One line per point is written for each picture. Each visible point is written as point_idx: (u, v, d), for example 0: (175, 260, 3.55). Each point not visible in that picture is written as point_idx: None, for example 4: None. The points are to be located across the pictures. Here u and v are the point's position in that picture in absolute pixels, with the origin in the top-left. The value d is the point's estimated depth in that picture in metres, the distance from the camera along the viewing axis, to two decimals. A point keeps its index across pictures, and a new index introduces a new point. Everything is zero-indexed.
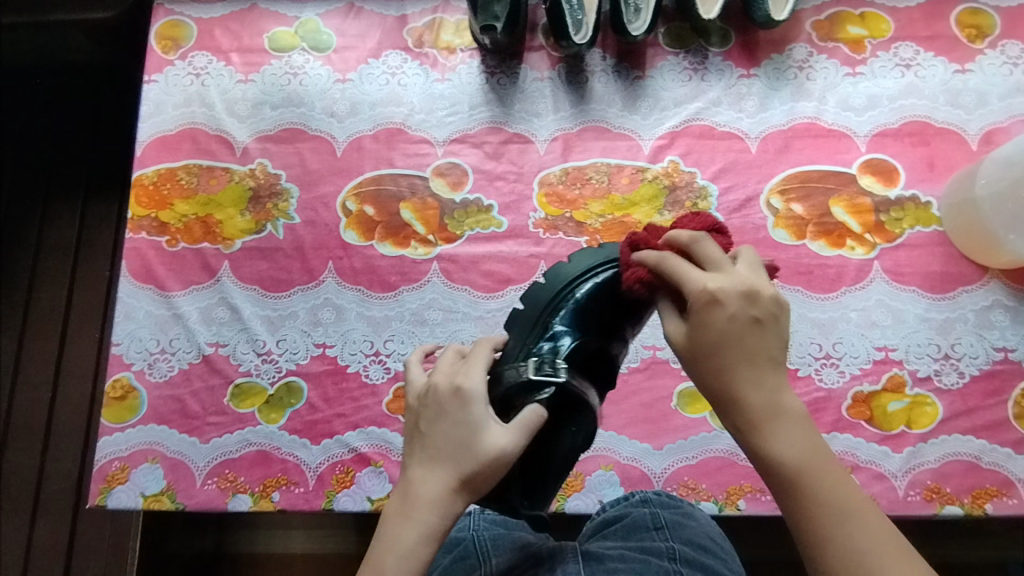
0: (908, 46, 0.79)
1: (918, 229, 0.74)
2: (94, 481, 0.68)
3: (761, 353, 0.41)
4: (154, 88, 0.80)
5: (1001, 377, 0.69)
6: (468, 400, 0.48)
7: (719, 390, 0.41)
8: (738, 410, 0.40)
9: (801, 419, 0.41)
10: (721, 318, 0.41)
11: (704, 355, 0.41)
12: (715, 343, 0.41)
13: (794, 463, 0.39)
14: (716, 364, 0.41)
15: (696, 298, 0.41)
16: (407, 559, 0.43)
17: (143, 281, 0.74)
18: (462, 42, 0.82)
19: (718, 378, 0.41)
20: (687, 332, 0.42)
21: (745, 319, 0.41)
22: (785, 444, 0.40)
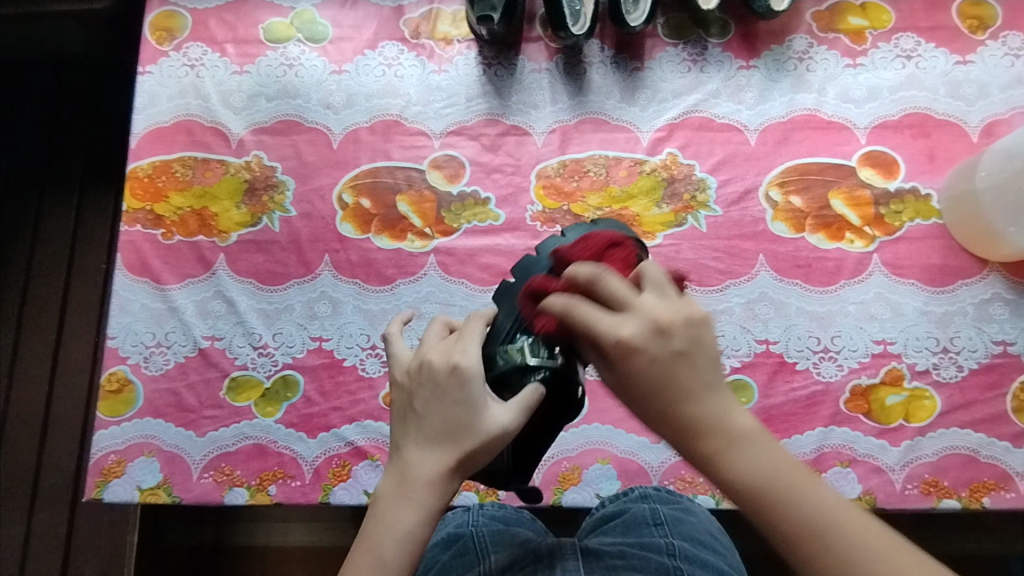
0: (909, 37, 0.78)
1: (918, 222, 0.73)
2: (91, 474, 0.68)
3: (699, 374, 0.40)
4: (149, 79, 0.79)
5: (1000, 371, 0.69)
6: (466, 379, 0.46)
7: (669, 425, 0.40)
8: (693, 438, 0.40)
9: (752, 434, 0.40)
10: (644, 364, 0.39)
11: (647, 395, 0.40)
12: (652, 381, 0.39)
13: (758, 480, 0.38)
14: (661, 399, 0.40)
15: (614, 349, 0.40)
16: (403, 538, 0.44)
17: (138, 274, 0.74)
18: (459, 33, 0.81)
19: (662, 418, 0.40)
20: (619, 380, 0.40)
21: (670, 353, 0.40)
22: (744, 465, 0.39)
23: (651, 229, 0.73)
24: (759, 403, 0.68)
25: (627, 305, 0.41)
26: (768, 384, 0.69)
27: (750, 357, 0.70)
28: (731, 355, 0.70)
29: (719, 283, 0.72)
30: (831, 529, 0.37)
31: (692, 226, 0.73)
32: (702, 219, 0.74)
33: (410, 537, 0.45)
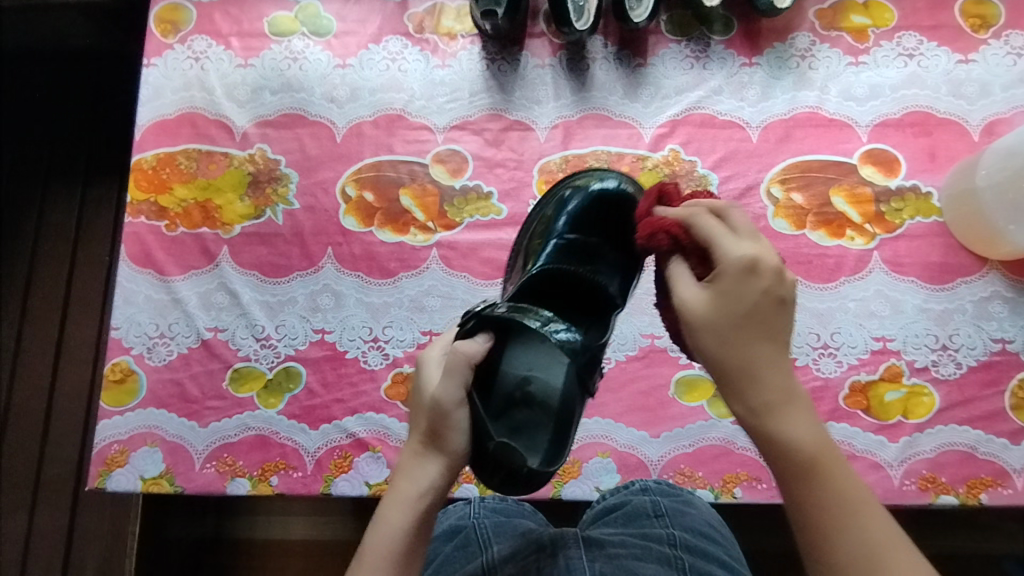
0: (911, 35, 0.79)
1: (918, 220, 0.74)
2: (94, 463, 0.69)
3: (779, 323, 0.40)
4: (154, 71, 0.80)
5: (998, 368, 0.69)
6: (420, 367, 0.49)
7: (737, 358, 0.40)
8: (754, 385, 0.40)
9: (810, 405, 0.40)
10: (758, 288, 0.40)
11: (737, 320, 0.40)
12: (747, 309, 0.40)
13: (807, 445, 0.39)
14: (747, 331, 0.40)
15: (738, 264, 0.40)
16: (382, 526, 0.44)
17: (143, 266, 0.74)
18: (463, 28, 0.81)
19: (745, 347, 0.40)
20: (716, 301, 0.41)
21: (777, 294, 0.40)
22: (798, 426, 0.39)
23: None
24: None
25: (745, 233, 0.42)
26: None
27: None
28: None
29: None
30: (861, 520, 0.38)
31: None
32: None
33: (389, 524, 0.44)
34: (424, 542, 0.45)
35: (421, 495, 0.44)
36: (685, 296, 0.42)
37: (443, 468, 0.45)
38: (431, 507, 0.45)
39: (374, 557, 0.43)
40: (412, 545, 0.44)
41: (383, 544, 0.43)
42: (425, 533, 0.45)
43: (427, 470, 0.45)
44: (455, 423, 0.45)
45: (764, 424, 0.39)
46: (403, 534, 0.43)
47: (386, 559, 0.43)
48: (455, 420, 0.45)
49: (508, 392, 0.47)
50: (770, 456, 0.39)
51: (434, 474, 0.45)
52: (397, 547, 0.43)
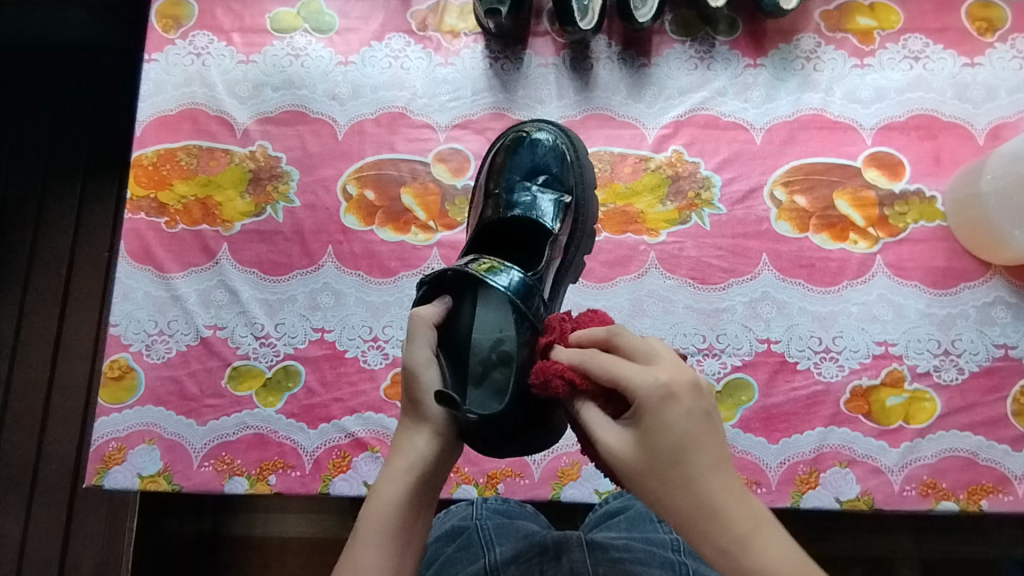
0: (917, 38, 0.78)
1: (922, 224, 0.73)
2: (92, 460, 0.68)
3: (716, 445, 0.39)
4: (155, 67, 0.79)
5: (1001, 374, 0.69)
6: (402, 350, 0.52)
7: (684, 500, 0.38)
8: (713, 519, 0.38)
9: (776, 525, 0.39)
10: (679, 414, 0.39)
11: (668, 459, 0.39)
12: (678, 445, 0.39)
13: (785, 570, 0.37)
14: (683, 466, 0.39)
15: (653, 397, 0.39)
16: (377, 500, 0.45)
17: (142, 262, 0.74)
18: (466, 26, 0.81)
19: (679, 485, 0.38)
20: (641, 444, 0.39)
21: (700, 413, 0.39)
22: (772, 551, 0.37)
23: (655, 226, 0.73)
24: (759, 403, 0.68)
25: (648, 360, 0.41)
26: (768, 383, 0.69)
27: (752, 355, 0.70)
28: (733, 354, 0.70)
29: (723, 282, 0.72)
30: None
31: (696, 224, 0.73)
32: (706, 216, 0.74)
33: (384, 499, 0.44)
34: (422, 512, 0.45)
35: (411, 467, 0.45)
36: (610, 442, 0.40)
37: (430, 437, 0.46)
38: (425, 478, 0.45)
39: (370, 530, 0.43)
40: (407, 517, 0.44)
41: (378, 517, 0.44)
42: (424, 505, 0.45)
43: (414, 441, 0.46)
44: (431, 391, 0.47)
45: (737, 559, 0.37)
46: (396, 505, 0.44)
47: (381, 531, 0.43)
48: (430, 388, 0.47)
49: (485, 356, 0.51)
50: None
51: (422, 445, 0.46)
52: (392, 518, 0.44)
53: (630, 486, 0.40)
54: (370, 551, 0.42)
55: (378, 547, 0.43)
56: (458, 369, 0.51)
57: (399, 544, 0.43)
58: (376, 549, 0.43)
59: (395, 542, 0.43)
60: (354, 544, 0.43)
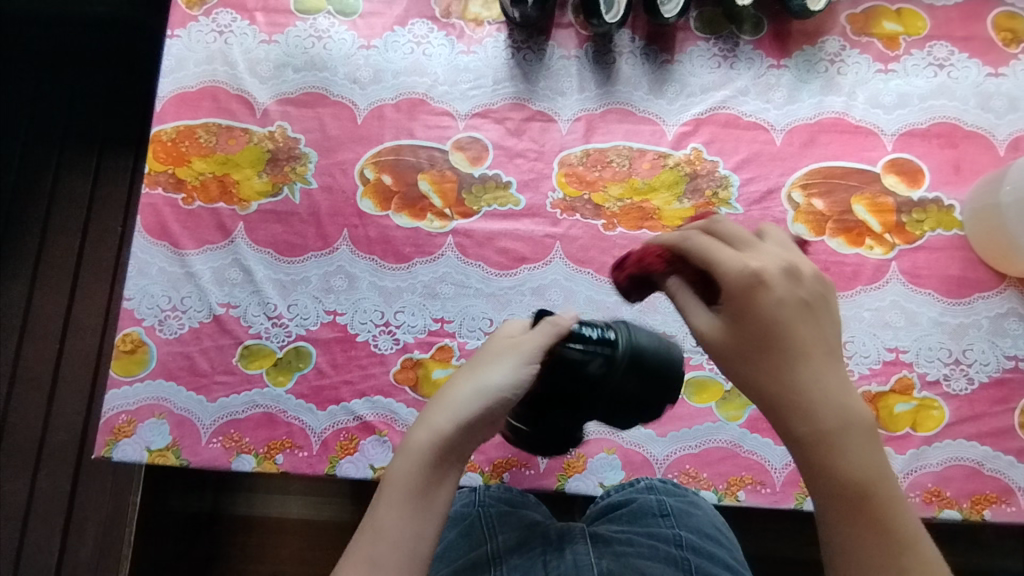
0: (943, 45, 0.78)
1: (939, 232, 0.73)
2: (101, 432, 0.69)
3: (808, 326, 0.45)
4: (176, 42, 0.79)
5: (1010, 386, 0.69)
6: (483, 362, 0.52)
7: (776, 386, 0.44)
8: (804, 413, 0.43)
9: (857, 424, 0.44)
10: (769, 297, 0.44)
11: (756, 340, 0.44)
12: (774, 326, 0.44)
13: (851, 458, 0.43)
14: (767, 351, 0.44)
15: (744, 278, 0.45)
16: (404, 459, 0.48)
17: (157, 237, 0.74)
18: (490, 15, 0.81)
19: (771, 364, 0.44)
20: (731, 325, 0.45)
21: (785, 303, 0.45)
22: (850, 451, 0.43)
23: (671, 224, 0.73)
24: None
25: (746, 250, 0.47)
26: None
27: None
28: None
29: None
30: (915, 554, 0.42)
31: None
32: (722, 216, 0.74)
33: (409, 455, 0.48)
34: (449, 469, 0.48)
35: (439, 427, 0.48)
36: (704, 325, 0.46)
37: (467, 410, 0.49)
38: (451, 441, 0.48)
39: (392, 487, 0.46)
40: (427, 478, 0.47)
41: (401, 474, 0.47)
42: (441, 472, 0.47)
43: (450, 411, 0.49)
44: (496, 370, 0.51)
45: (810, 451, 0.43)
46: (419, 466, 0.47)
47: (401, 492, 0.46)
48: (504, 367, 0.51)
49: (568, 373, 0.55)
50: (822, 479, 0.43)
51: (462, 406, 0.49)
52: (412, 477, 0.47)
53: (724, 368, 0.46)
54: (387, 506, 0.46)
55: (396, 506, 0.46)
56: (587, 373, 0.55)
57: (427, 498, 0.46)
58: (397, 510, 0.45)
59: (412, 506, 0.46)
60: (377, 499, 0.47)
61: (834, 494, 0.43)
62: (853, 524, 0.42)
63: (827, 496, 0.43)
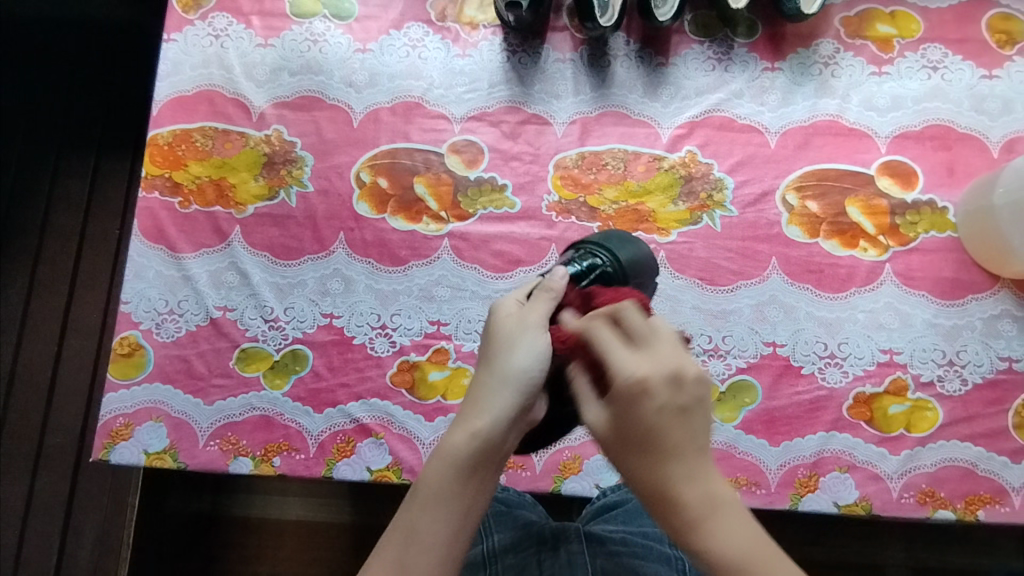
0: (936, 47, 0.78)
1: (933, 234, 0.74)
2: (98, 435, 0.69)
3: (691, 428, 0.42)
4: (173, 46, 0.79)
5: (1004, 387, 0.69)
6: (507, 346, 0.50)
7: (653, 484, 0.42)
8: (670, 510, 0.41)
9: (739, 514, 0.41)
10: (650, 404, 0.42)
11: (636, 440, 0.42)
12: (648, 422, 0.42)
13: (741, 558, 0.39)
14: (648, 450, 0.42)
15: (630, 382, 0.43)
16: (437, 463, 0.47)
17: (154, 241, 0.74)
18: (485, 18, 0.81)
19: (644, 462, 0.42)
20: (618, 418, 0.43)
21: (670, 407, 0.42)
22: (722, 541, 0.40)
23: (666, 226, 0.74)
24: (761, 405, 0.69)
25: (640, 343, 0.45)
26: (772, 386, 0.69)
27: (757, 358, 0.70)
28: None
29: (731, 283, 0.72)
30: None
31: (707, 225, 0.74)
32: (717, 218, 0.74)
33: (444, 458, 0.47)
34: (488, 471, 0.47)
35: (474, 432, 0.47)
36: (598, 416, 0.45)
37: (503, 407, 0.48)
38: (489, 445, 0.47)
39: (429, 492, 0.46)
40: (465, 480, 0.46)
41: (439, 478, 0.46)
42: (479, 474, 0.47)
43: (483, 409, 0.48)
44: (521, 354, 0.49)
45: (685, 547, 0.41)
46: (457, 469, 0.46)
47: (439, 497, 0.45)
48: (526, 351, 0.49)
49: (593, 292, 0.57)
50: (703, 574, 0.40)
51: (496, 406, 0.48)
52: (451, 481, 0.46)
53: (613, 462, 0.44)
54: (423, 510, 0.45)
55: (435, 512, 0.45)
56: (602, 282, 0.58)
57: (467, 500, 0.46)
58: (434, 514, 0.45)
59: (452, 510, 0.45)
60: (413, 503, 0.46)
61: None
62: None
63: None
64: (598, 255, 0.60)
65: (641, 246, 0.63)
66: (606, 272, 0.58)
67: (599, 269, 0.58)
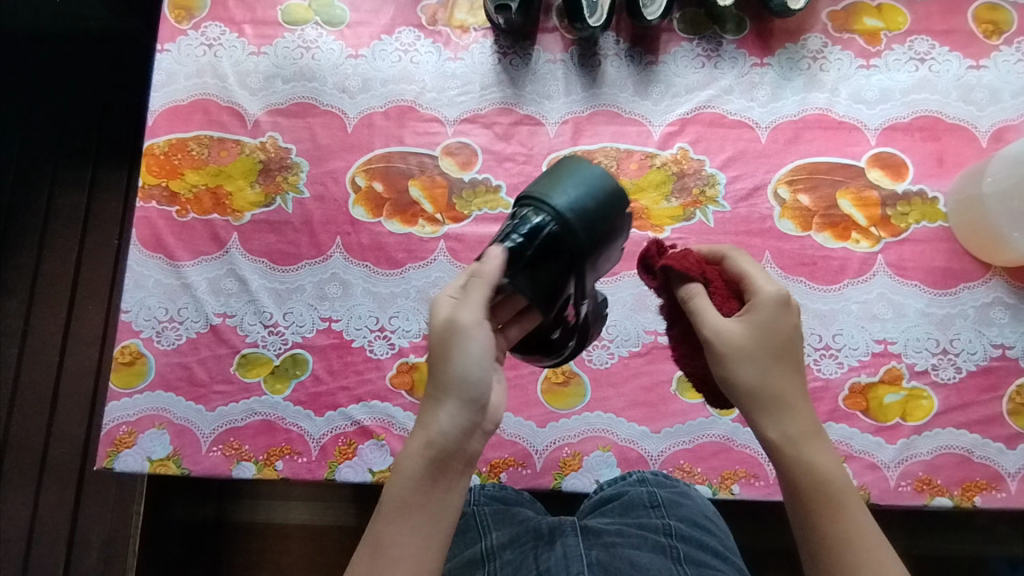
0: (923, 40, 0.79)
1: (924, 224, 0.74)
2: (102, 444, 0.70)
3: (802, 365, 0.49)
4: (167, 57, 0.80)
5: (998, 373, 0.70)
6: (445, 348, 0.46)
7: (776, 389, 0.48)
8: (785, 415, 0.47)
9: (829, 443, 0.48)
10: (789, 320, 0.49)
11: (774, 351, 0.48)
12: (789, 340, 0.49)
13: (836, 474, 0.46)
14: (781, 361, 0.48)
15: (780, 295, 0.49)
16: (397, 476, 0.45)
17: (153, 250, 0.75)
18: (475, 21, 0.81)
19: (778, 374, 0.48)
20: (755, 327, 0.48)
21: (796, 333, 0.49)
22: (822, 455, 0.47)
23: (659, 223, 0.74)
24: None
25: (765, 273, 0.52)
26: None
27: None
28: (622, 345, 0.72)
29: None
30: (874, 546, 0.45)
31: (700, 221, 0.74)
32: (710, 214, 0.75)
33: (405, 471, 0.45)
34: (446, 480, 0.45)
35: (431, 442, 0.45)
36: (726, 325, 0.49)
37: (458, 415, 0.45)
38: (445, 454, 0.45)
39: (392, 506, 0.44)
40: (428, 488, 0.44)
41: (401, 490, 0.45)
42: (441, 484, 0.45)
43: (437, 415, 0.45)
44: (467, 356, 0.46)
45: (786, 453, 0.47)
46: (417, 481, 0.44)
47: (402, 508, 0.44)
48: (461, 355, 0.46)
49: (544, 254, 0.54)
50: (804, 478, 0.46)
51: (444, 416, 0.45)
52: (414, 493, 0.44)
53: (727, 368, 0.48)
54: (388, 525, 0.44)
55: (401, 525, 0.44)
56: (552, 246, 0.55)
57: (434, 509, 0.45)
58: (401, 527, 0.44)
59: (417, 520, 0.44)
60: (378, 517, 0.45)
61: (820, 505, 0.46)
62: (824, 519, 0.45)
63: (808, 491, 0.46)
64: (541, 213, 0.56)
65: (601, 185, 0.57)
66: (552, 234, 0.55)
67: (543, 233, 0.55)
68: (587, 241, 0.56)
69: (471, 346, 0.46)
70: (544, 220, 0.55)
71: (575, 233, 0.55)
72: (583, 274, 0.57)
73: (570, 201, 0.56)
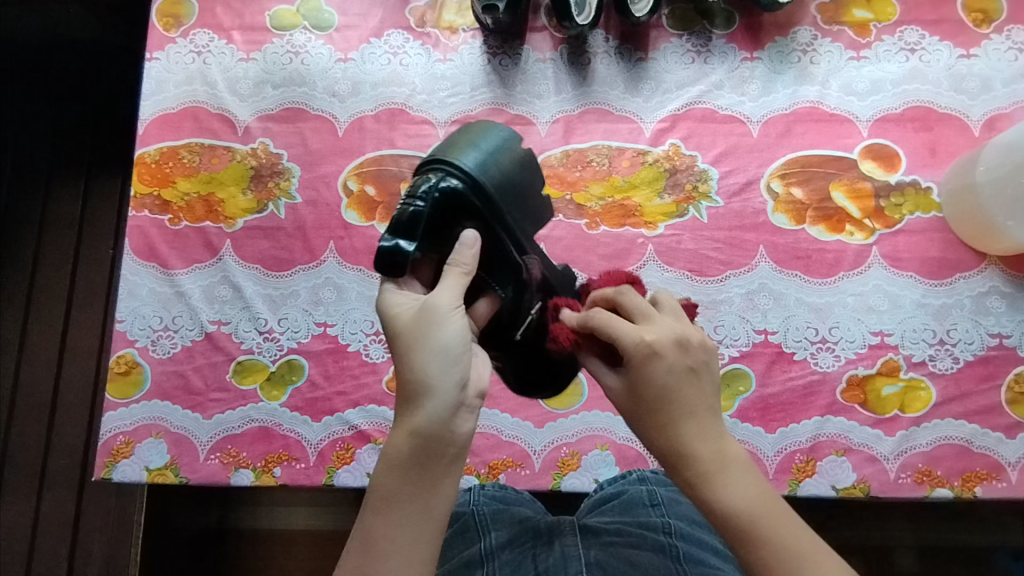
0: (913, 30, 0.79)
1: (918, 215, 0.74)
2: (99, 454, 0.69)
3: (703, 400, 0.43)
4: (155, 65, 0.80)
5: (996, 362, 0.70)
6: (426, 324, 0.45)
7: (664, 443, 0.43)
8: (686, 466, 0.42)
9: (750, 470, 0.42)
10: (661, 370, 0.43)
11: (650, 406, 0.43)
12: (662, 392, 0.43)
13: (749, 514, 0.41)
14: (661, 415, 0.43)
15: (639, 352, 0.43)
16: (383, 465, 0.43)
17: (146, 259, 0.75)
18: (464, 22, 0.81)
19: (663, 430, 0.43)
20: (629, 388, 0.44)
21: (680, 369, 0.43)
22: (734, 492, 0.41)
23: (652, 220, 0.74)
24: (755, 393, 0.69)
25: (645, 319, 0.46)
26: (765, 373, 0.70)
27: (749, 346, 0.70)
28: None
29: (720, 274, 0.72)
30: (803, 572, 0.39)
31: (693, 217, 0.74)
32: (703, 210, 0.74)
33: (388, 460, 0.43)
34: (439, 473, 0.43)
35: (417, 430, 0.43)
36: (611, 384, 0.46)
37: (442, 402, 0.43)
38: (432, 445, 0.43)
39: (380, 497, 0.43)
40: (416, 478, 0.42)
41: (385, 481, 0.43)
42: (428, 479, 0.43)
43: (421, 404, 0.44)
44: (445, 331, 0.45)
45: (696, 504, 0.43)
46: (404, 472, 0.42)
47: (391, 498, 0.42)
48: (452, 325, 0.45)
49: (451, 218, 0.52)
50: (717, 526, 0.42)
51: (430, 398, 0.43)
52: (401, 484, 0.42)
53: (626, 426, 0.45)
54: (378, 517, 0.42)
55: (392, 518, 0.42)
56: (469, 211, 0.53)
57: (425, 501, 0.42)
58: (390, 518, 0.42)
59: (409, 510, 0.42)
60: (366, 510, 0.43)
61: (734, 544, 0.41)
62: (747, 561, 0.41)
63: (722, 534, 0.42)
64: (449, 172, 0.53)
65: (515, 144, 0.57)
66: (460, 193, 0.53)
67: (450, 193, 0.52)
68: (504, 196, 0.54)
69: (445, 321, 0.45)
70: (454, 182, 0.53)
71: (488, 188, 0.53)
72: (509, 234, 0.54)
73: (480, 161, 0.54)
